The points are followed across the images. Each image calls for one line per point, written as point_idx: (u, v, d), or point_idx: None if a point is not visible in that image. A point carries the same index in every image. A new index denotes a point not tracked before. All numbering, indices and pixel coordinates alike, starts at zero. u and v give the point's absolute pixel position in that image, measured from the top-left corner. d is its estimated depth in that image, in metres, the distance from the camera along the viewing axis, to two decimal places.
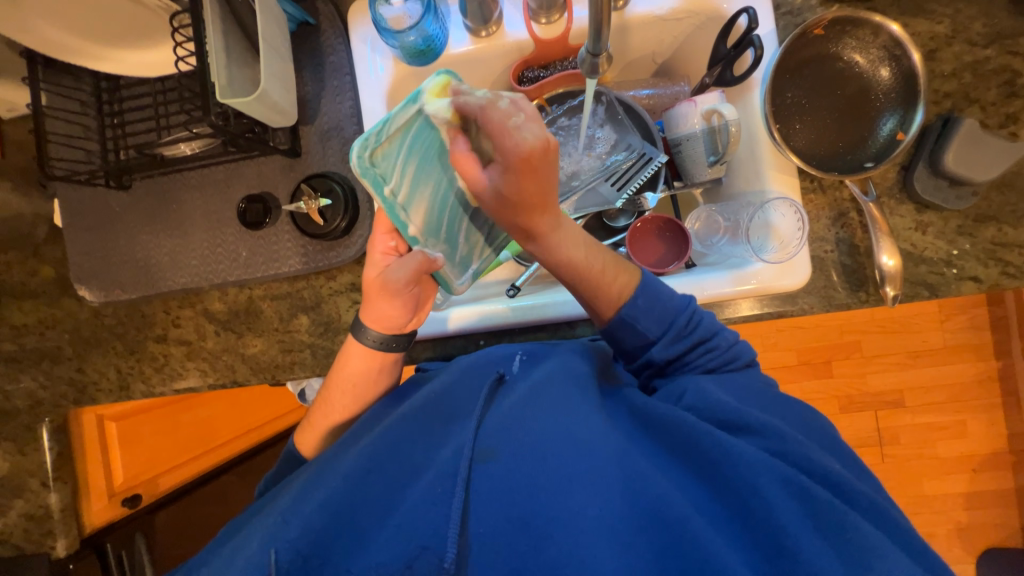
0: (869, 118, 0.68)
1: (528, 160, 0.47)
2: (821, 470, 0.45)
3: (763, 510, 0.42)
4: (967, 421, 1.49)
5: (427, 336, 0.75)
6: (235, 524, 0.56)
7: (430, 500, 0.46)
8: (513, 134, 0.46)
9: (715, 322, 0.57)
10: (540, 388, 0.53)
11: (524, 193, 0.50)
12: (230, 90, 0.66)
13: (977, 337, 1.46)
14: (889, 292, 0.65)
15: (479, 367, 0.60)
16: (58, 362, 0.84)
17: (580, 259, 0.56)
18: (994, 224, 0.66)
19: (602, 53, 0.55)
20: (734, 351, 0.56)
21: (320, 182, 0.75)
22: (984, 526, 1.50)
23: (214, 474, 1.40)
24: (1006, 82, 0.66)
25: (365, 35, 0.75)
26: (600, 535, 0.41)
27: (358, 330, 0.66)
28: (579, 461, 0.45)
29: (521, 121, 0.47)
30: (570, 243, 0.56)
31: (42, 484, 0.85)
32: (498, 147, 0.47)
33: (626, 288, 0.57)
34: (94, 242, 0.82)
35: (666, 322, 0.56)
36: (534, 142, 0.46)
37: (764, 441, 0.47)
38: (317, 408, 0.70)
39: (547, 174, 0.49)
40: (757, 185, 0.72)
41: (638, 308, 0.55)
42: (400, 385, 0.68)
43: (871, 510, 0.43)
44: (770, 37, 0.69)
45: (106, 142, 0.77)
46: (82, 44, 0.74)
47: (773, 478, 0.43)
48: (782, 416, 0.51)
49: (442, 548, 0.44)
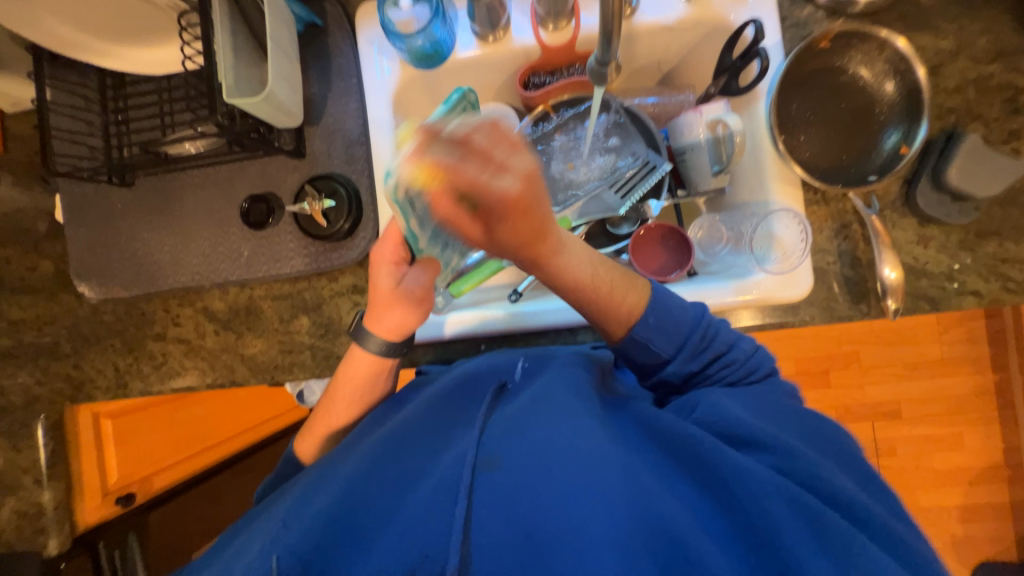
0: (873, 131, 0.68)
1: (516, 205, 0.44)
2: (826, 487, 0.44)
3: (767, 526, 0.42)
4: (964, 433, 1.49)
5: (425, 340, 0.76)
6: (235, 528, 0.56)
7: (432, 508, 0.45)
8: (494, 179, 0.42)
9: (731, 335, 0.58)
10: (547, 398, 0.53)
11: (521, 235, 0.49)
12: (237, 89, 0.66)
13: (975, 349, 1.47)
14: (891, 305, 0.65)
15: (483, 376, 0.62)
16: (56, 358, 0.83)
17: (585, 279, 0.56)
18: (995, 239, 0.66)
19: (611, 63, 0.56)
20: (752, 363, 0.57)
21: (325, 184, 0.75)
22: (979, 539, 1.50)
23: (210, 473, 1.39)
24: (1008, 99, 0.67)
25: (372, 38, 0.75)
26: (605, 551, 0.41)
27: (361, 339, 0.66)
28: (585, 473, 0.45)
29: (503, 160, 0.43)
30: (574, 262, 0.55)
31: (35, 480, 0.85)
32: (486, 208, 0.45)
33: (638, 305, 0.57)
34: (96, 238, 0.81)
35: (683, 338, 0.56)
36: (517, 185, 0.43)
37: (774, 458, 0.46)
38: (319, 410, 0.70)
39: (535, 214, 0.47)
40: (760, 195, 0.71)
41: (649, 327, 0.56)
42: (398, 394, 0.68)
43: (872, 526, 0.43)
44: (776, 49, 0.69)
45: (110, 138, 0.77)
46: (89, 40, 0.74)
47: (781, 497, 0.43)
48: (786, 425, 0.51)
49: (444, 559, 0.43)
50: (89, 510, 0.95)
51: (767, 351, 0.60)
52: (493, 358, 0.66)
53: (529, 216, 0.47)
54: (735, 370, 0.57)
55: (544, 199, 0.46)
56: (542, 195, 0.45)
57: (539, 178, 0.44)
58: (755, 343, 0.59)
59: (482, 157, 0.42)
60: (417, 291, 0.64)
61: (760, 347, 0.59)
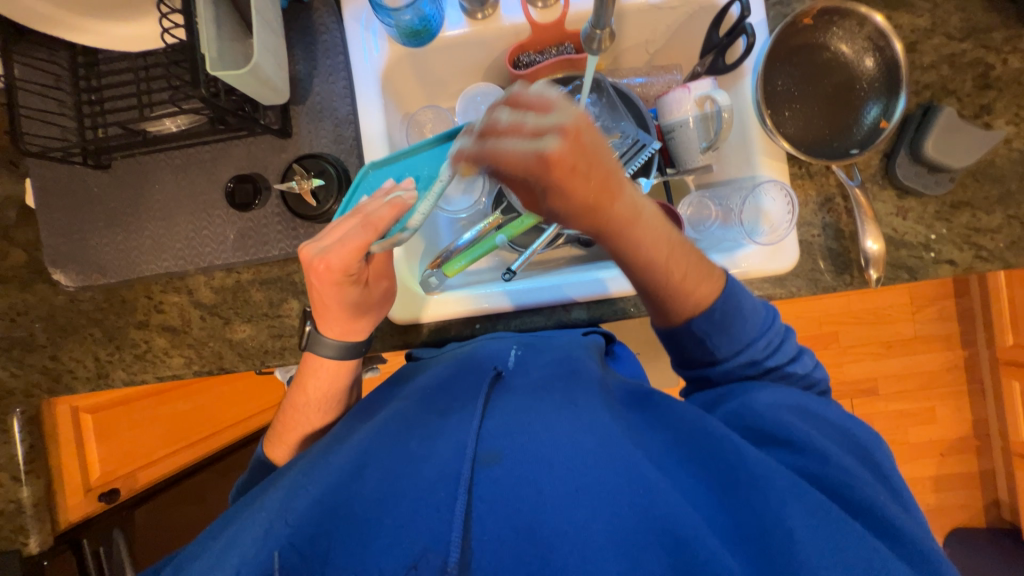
0: (854, 106, 0.70)
1: (562, 160, 0.48)
2: (832, 480, 0.47)
3: (775, 521, 0.43)
4: (936, 408, 1.56)
5: (401, 320, 0.75)
6: (231, 512, 0.54)
7: (432, 504, 0.45)
8: (536, 145, 0.47)
9: (794, 347, 0.60)
10: (547, 396, 0.56)
11: (588, 193, 0.50)
12: (220, 63, 0.64)
13: (945, 328, 1.53)
14: (872, 274, 0.68)
15: (480, 363, 0.63)
16: (31, 350, 0.80)
17: (660, 258, 0.55)
18: (968, 210, 0.69)
19: (604, 28, 0.57)
20: (809, 378, 0.60)
21: (314, 163, 0.73)
22: (950, 508, 1.59)
23: (183, 476, 1.33)
24: (980, 75, 0.70)
25: (359, 14, 0.74)
26: (606, 549, 0.42)
27: (324, 354, 0.66)
28: (590, 473, 0.46)
29: (536, 124, 0.48)
30: (650, 238, 0.54)
31: (12, 477, 0.82)
32: (529, 173, 0.49)
33: (710, 296, 0.57)
34: (69, 224, 0.78)
35: (746, 342, 0.57)
36: (560, 145, 0.47)
37: (801, 459, 0.49)
38: (294, 391, 0.68)
39: (598, 162, 0.49)
40: (748, 170, 0.74)
41: (712, 322, 0.56)
42: (364, 399, 0.66)
43: (858, 506, 0.46)
44: (761, 26, 0.70)
45: (83, 119, 0.74)
46: (57, 12, 0.71)
47: (796, 502, 0.44)
48: (796, 408, 0.54)
49: (445, 553, 0.42)
50: (71, 505, 0.92)
51: (823, 369, 0.62)
52: (485, 344, 0.69)
53: (586, 171, 0.49)
54: (794, 381, 0.59)
55: (596, 145, 0.49)
56: (593, 141, 0.49)
57: (585, 125, 0.48)
58: (814, 359, 0.62)
59: (514, 130, 0.48)
60: (387, 290, 0.67)
61: (818, 364, 0.61)
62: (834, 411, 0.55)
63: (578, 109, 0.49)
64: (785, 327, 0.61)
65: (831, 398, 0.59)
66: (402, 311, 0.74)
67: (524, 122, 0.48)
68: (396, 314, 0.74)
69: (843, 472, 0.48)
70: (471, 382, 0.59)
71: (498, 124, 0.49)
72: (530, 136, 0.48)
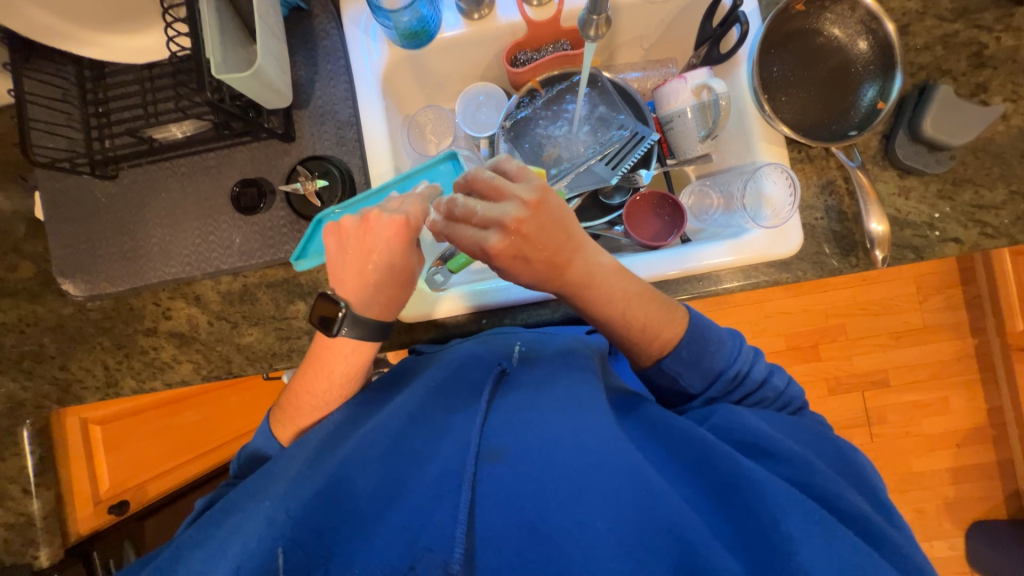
0: (851, 89, 0.71)
1: (503, 251, 0.53)
2: (824, 491, 0.46)
3: (773, 525, 0.42)
4: (949, 398, 1.54)
5: (414, 319, 0.75)
6: (230, 500, 0.52)
7: (436, 497, 0.45)
8: (481, 240, 0.53)
9: (765, 369, 0.59)
10: (548, 392, 0.55)
11: (535, 269, 0.55)
12: (225, 67, 0.65)
13: (954, 316, 1.52)
14: (879, 255, 0.67)
15: (482, 359, 0.62)
16: (41, 361, 0.80)
17: (619, 313, 0.57)
18: (971, 187, 0.69)
19: (601, 14, 0.58)
20: (783, 399, 0.59)
21: (318, 164, 0.74)
22: (970, 501, 1.55)
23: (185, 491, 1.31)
24: (974, 54, 0.70)
25: (357, 19, 0.76)
26: (608, 548, 0.41)
27: (359, 335, 0.61)
28: (592, 472, 0.45)
29: (483, 216, 0.52)
30: (604, 298, 0.56)
31: (23, 490, 0.82)
32: (479, 256, 0.54)
33: (673, 339, 0.58)
34: (78, 234, 0.79)
35: (713, 374, 0.58)
36: (500, 240, 0.52)
37: (790, 469, 0.48)
38: (305, 379, 0.62)
39: (545, 243, 0.53)
40: (747, 156, 0.74)
41: (682, 361, 0.58)
42: (365, 392, 0.64)
43: (850, 517, 0.45)
44: (753, 15, 0.72)
45: (91, 131, 0.76)
46: (66, 27, 0.73)
47: (797, 510, 0.43)
48: (777, 426, 0.54)
49: (446, 552, 0.42)
50: (82, 519, 0.92)
51: (797, 385, 0.61)
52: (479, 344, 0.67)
53: (529, 256, 0.53)
54: (768, 405, 0.59)
55: (540, 231, 0.53)
56: (535, 230, 0.52)
57: (527, 217, 0.52)
58: (787, 376, 0.61)
59: (465, 217, 0.53)
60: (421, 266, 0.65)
61: (794, 381, 0.61)
62: (810, 433, 0.55)
63: (527, 196, 0.52)
64: (757, 349, 0.61)
65: (808, 417, 0.59)
66: (409, 309, 0.74)
67: (474, 210, 0.52)
68: (405, 311, 0.74)
69: (838, 484, 0.47)
70: (470, 381, 0.59)
71: (454, 213, 0.54)
72: (478, 227, 0.53)
